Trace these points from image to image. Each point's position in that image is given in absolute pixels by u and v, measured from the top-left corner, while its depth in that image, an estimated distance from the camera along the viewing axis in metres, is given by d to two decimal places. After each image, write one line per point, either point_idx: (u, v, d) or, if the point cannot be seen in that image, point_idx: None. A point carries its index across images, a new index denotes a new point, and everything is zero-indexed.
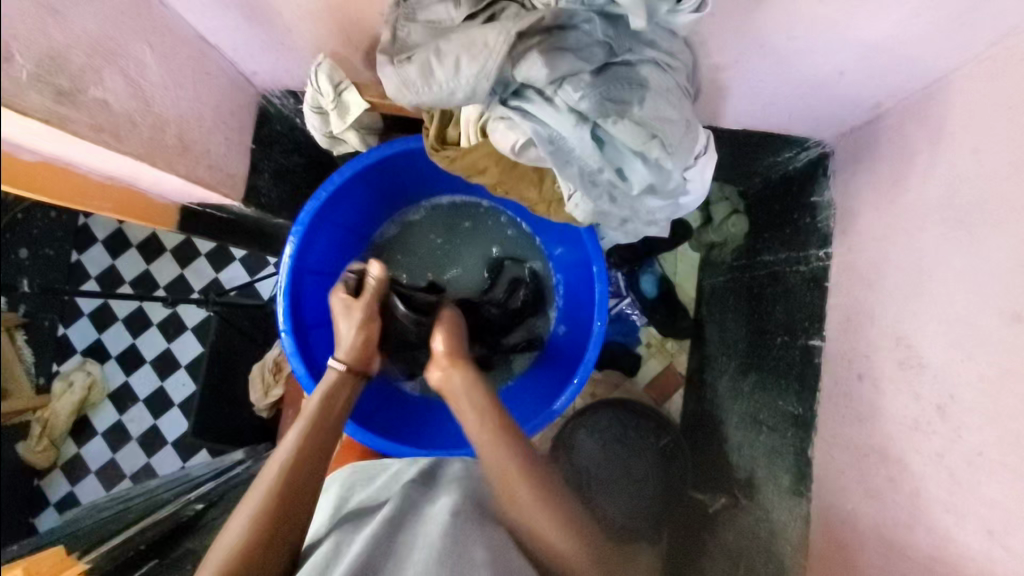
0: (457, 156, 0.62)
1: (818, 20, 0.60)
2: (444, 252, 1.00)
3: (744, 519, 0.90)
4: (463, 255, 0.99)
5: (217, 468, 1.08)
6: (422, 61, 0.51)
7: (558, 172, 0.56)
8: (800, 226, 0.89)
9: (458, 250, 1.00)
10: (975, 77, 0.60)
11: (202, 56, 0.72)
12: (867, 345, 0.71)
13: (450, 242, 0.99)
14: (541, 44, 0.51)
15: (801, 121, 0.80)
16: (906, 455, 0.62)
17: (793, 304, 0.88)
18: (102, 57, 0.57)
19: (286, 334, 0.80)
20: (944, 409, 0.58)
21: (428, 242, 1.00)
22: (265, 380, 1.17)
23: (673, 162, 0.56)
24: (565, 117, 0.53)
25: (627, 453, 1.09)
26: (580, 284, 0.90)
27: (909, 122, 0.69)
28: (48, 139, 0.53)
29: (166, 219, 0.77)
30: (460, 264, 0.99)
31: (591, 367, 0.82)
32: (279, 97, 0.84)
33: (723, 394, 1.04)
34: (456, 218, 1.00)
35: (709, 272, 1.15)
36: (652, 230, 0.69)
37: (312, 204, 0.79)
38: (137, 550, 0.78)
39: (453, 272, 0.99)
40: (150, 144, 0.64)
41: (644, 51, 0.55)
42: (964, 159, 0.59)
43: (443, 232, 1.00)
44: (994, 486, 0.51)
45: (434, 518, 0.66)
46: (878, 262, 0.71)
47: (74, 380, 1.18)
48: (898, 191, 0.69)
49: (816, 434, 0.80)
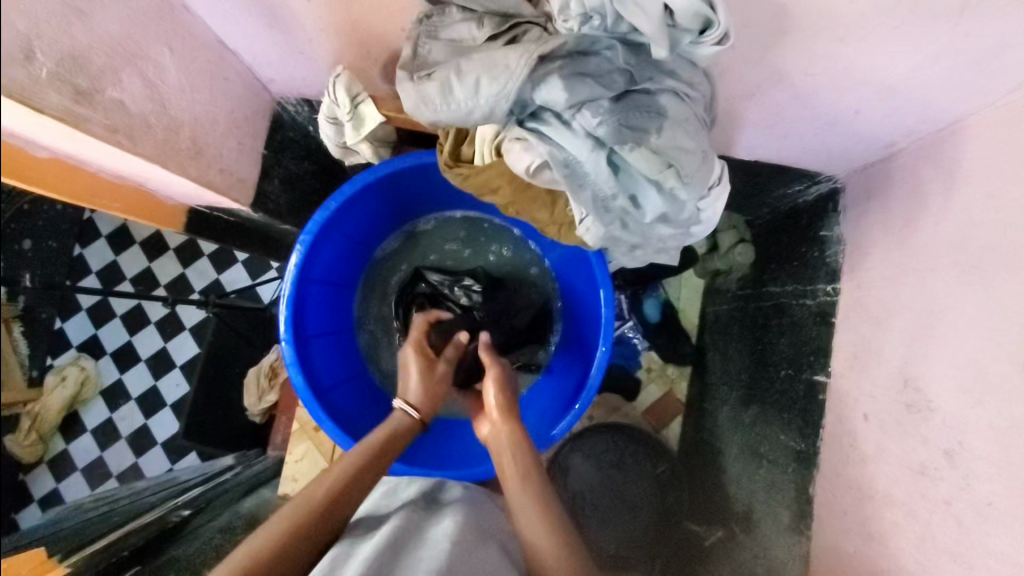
0: (470, 174, 0.61)
1: (838, 58, 0.60)
2: (445, 254, 0.99)
3: (740, 554, 0.88)
4: (467, 253, 0.99)
5: (207, 473, 1.05)
6: (442, 78, 0.51)
7: (571, 196, 0.56)
8: (808, 259, 0.89)
9: (462, 250, 0.99)
10: (991, 124, 0.60)
11: (220, 60, 0.72)
12: (874, 384, 0.70)
13: (456, 244, 0.99)
14: (561, 68, 0.51)
15: (813, 156, 0.80)
16: (911, 501, 0.61)
17: (799, 337, 0.87)
18: (121, 59, 0.57)
19: (286, 343, 0.79)
20: (952, 455, 0.57)
21: (445, 248, 0.99)
22: (260, 385, 1.15)
23: (688, 192, 0.56)
24: (583, 141, 0.53)
25: (624, 479, 1.07)
26: (586, 305, 0.89)
27: (922, 162, 0.69)
28: (62, 136, 0.53)
29: (173, 220, 0.76)
30: (462, 255, 0.99)
31: (594, 393, 0.80)
32: (295, 105, 0.85)
33: (723, 424, 1.03)
34: (466, 221, 0.99)
35: (713, 299, 1.14)
36: (662, 258, 0.69)
37: (321, 214, 0.79)
38: (121, 555, 0.77)
39: (452, 263, 0.99)
40: (164, 146, 0.64)
41: (664, 80, 0.55)
42: (978, 204, 0.59)
43: (449, 237, 0.99)
44: (1003, 540, 0.50)
45: (438, 541, 0.65)
46: (887, 301, 0.71)
47: (67, 375, 1.17)
48: (910, 231, 0.69)
49: (817, 471, 0.79)
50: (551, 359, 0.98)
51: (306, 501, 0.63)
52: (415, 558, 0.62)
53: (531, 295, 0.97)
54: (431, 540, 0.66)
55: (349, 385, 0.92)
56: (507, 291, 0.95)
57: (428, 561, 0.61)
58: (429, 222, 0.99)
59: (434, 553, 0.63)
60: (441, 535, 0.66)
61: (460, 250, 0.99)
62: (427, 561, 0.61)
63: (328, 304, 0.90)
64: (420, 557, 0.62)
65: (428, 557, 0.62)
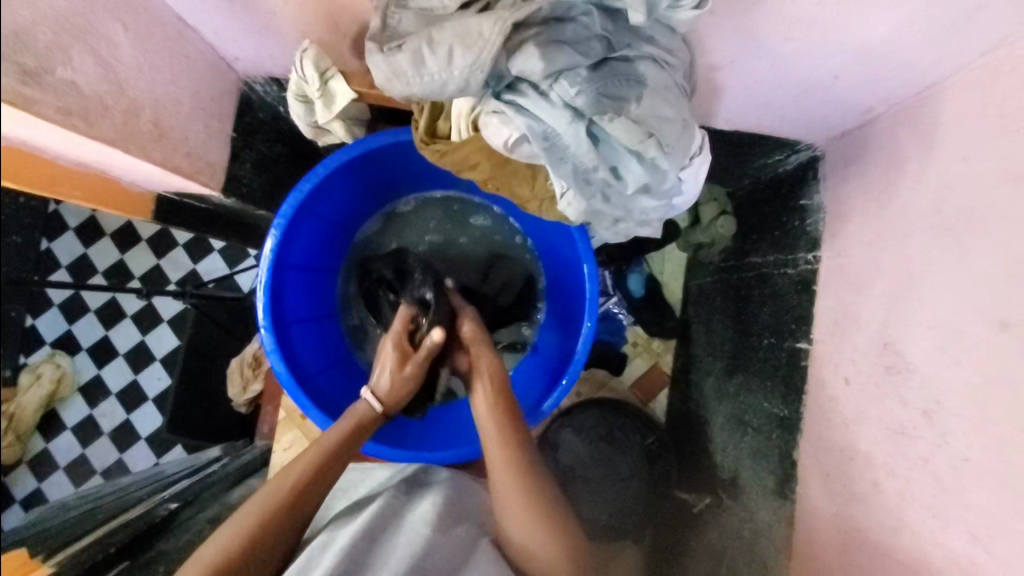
0: (447, 150, 0.60)
1: (816, 22, 0.59)
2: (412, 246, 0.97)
3: (727, 519, 0.91)
4: (441, 237, 0.97)
5: (193, 466, 1.04)
6: (413, 50, 0.49)
7: (552, 170, 0.55)
8: (789, 228, 0.89)
9: (438, 232, 0.98)
10: (967, 85, 0.60)
11: (180, 38, 0.69)
12: (854, 349, 0.71)
13: (428, 229, 0.98)
14: (537, 36, 0.50)
15: (792, 125, 0.80)
16: (891, 460, 0.63)
17: (781, 306, 0.88)
18: (70, 36, 0.54)
19: (265, 331, 0.77)
20: (930, 414, 0.58)
21: (425, 230, 0.98)
22: (243, 375, 1.15)
23: (669, 162, 0.55)
24: (561, 112, 0.51)
25: (614, 451, 1.07)
26: (568, 277, 0.88)
27: (900, 127, 0.69)
28: (11, 119, 0.50)
29: (140, 208, 0.73)
30: (436, 239, 0.97)
31: (580, 368, 0.80)
32: (263, 84, 0.81)
33: (708, 395, 1.04)
34: (441, 203, 0.97)
35: (696, 272, 1.14)
36: (644, 230, 0.68)
37: (295, 196, 0.76)
38: (106, 552, 0.76)
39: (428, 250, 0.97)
40: (123, 129, 0.61)
41: (642, 46, 0.53)
42: (954, 166, 0.59)
43: (422, 223, 0.98)
44: (978, 492, 0.52)
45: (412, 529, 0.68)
46: (866, 265, 0.71)
47: (42, 372, 1.11)
48: (888, 196, 0.69)
49: (801, 436, 0.80)
50: (535, 337, 0.98)
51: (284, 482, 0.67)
52: (392, 543, 0.67)
53: (513, 271, 0.96)
54: (408, 521, 0.70)
55: (334, 371, 0.91)
56: (484, 268, 0.96)
57: (402, 548, 0.66)
58: (407, 204, 0.97)
59: (409, 536, 0.67)
60: (416, 522, 0.69)
61: (431, 235, 0.97)
62: (401, 549, 0.65)
63: (308, 289, 0.88)
64: (395, 543, 0.67)
65: (403, 544, 0.66)
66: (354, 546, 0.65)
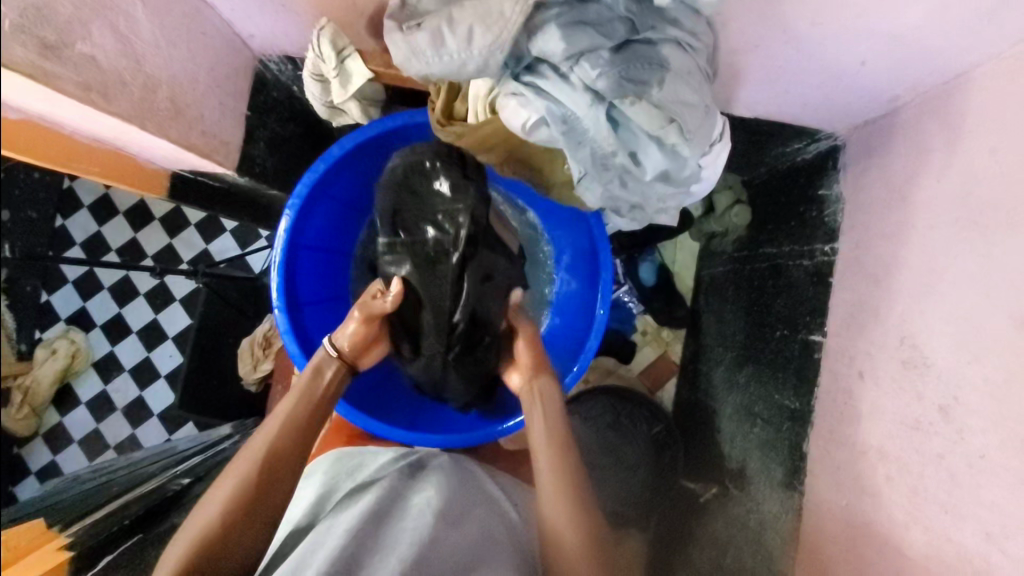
0: (464, 133, 0.59)
1: (845, 6, 0.58)
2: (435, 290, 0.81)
3: (734, 508, 0.91)
4: None
5: (203, 443, 1.05)
6: (433, 29, 0.49)
7: (570, 154, 0.54)
8: (806, 219, 0.88)
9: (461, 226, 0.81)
10: (999, 75, 0.58)
11: (197, 15, 0.68)
12: (869, 343, 0.71)
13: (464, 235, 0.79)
14: (559, 17, 0.49)
15: (815, 113, 0.78)
16: (905, 454, 0.63)
17: (795, 298, 0.87)
18: (88, 10, 0.54)
19: (280, 311, 0.79)
20: (947, 410, 0.58)
21: None
22: (254, 355, 1.18)
23: (689, 149, 0.54)
24: (581, 95, 0.51)
25: (620, 440, 1.07)
26: (579, 274, 0.91)
27: (926, 117, 0.67)
28: (34, 94, 0.50)
29: (155, 185, 0.73)
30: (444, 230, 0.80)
31: (592, 355, 0.83)
32: (277, 63, 0.81)
33: (717, 385, 1.04)
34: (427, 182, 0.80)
35: (708, 262, 1.13)
36: (661, 218, 0.67)
37: (309, 177, 0.77)
38: (122, 524, 0.78)
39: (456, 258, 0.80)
40: (141, 106, 0.60)
41: (666, 29, 0.52)
42: (982, 158, 0.58)
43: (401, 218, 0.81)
44: (994, 490, 0.51)
45: (420, 515, 0.70)
46: (885, 258, 0.70)
47: (58, 348, 1.12)
48: (911, 188, 0.68)
49: (811, 428, 0.80)
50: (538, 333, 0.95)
51: (246, 460, 0.67)
52: (397, 527, 0.69)
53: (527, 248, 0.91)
54: (412, 509, 0.72)
55: None
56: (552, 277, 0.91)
57: (407, 533, 0.67)
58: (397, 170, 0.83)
59: (415, 525, 0.69)
60: (423, 509, 0.72)
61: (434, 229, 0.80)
62: (409, 536, 0.67)
63: (325, 271, 0.89)
64: (399, 529, 0.69)
65: (408, 530, 0.68)
66: (362, 530, 0.66)
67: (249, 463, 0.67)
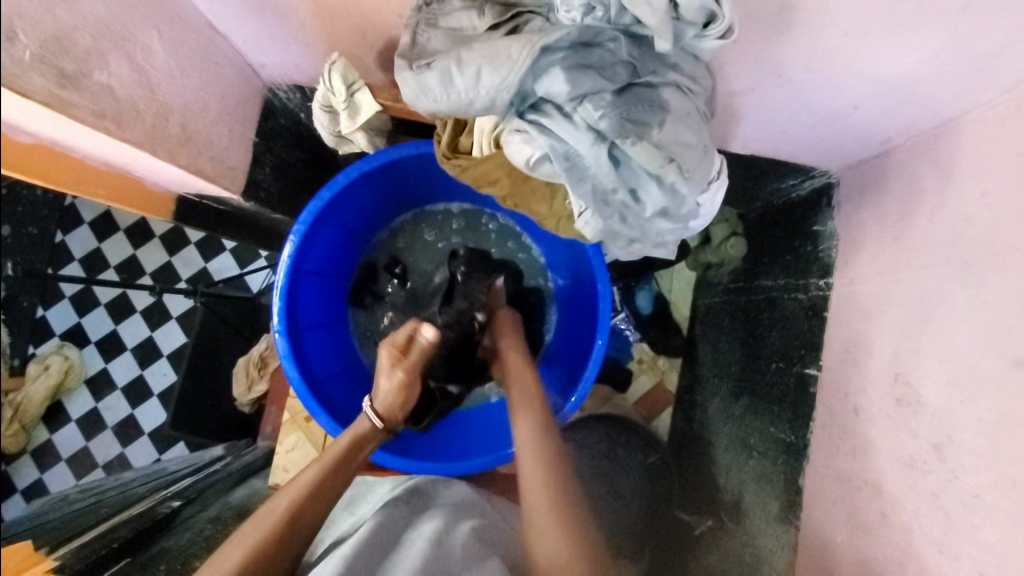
0: (468, 165, 0.61)
1: (839, 54, 0.60)
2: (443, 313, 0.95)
3: (729, 542, 0.91)
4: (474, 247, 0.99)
5: (194, 464, 1.03)
6: (443, 68, 0.50)
7: (571, 189, 0.56)
8: (801, 253, 0.89)
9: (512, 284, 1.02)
10: (986, 121, 0.60)
11: (211, 45, 0.70)
12: (864, 378, 0.71)
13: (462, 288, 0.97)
14: (564, 60, 0.51)
15: (811, 151, 0.80)
16: (900, 491, 0.63)
17: (790, 331, 0.88)
18: (107, 40, 0.55)
19: (281, 335, 0.78)
20: (941, 448, 0.58)
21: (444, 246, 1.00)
22: (249, 375, 1.15)
23: (689, 187, 0.56)
24: (584, 134, 0.52)
25: (614, 470, 1.05)
26: (571, 313, 0.94)
27: (917, 159, 0.69)
28: (51, 122, 0.52)
29: (161, 211, 0.74)
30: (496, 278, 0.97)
31: (590, 384, 0.81)
32: (286, 91, 0.83)
33: (714, 416, 1.04)
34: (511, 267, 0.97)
35: (705, 292, 1.14)
36: (659, 252, 0.69)
37: (314, 204, 0.78)
38: (109, 548, 0.75)
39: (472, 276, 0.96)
40: (152, 133, 0.62)
41: (667, 73, 0.54)
42: (971, 201, 0.60)
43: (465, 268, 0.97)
44: (990, 531, 0.51)
45: (417, 541, 0.70)
46: (879, 296, 0.71)
47: (51, 364, 1.07)
48: (904, 226, 0.69)
49: (806, 461, 0.80)
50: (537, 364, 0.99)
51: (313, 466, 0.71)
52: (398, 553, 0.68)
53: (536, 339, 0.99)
54: (411, 536, 0.71)
55: (343, 377, 0.91)
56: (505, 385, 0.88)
57: (403, 562, 0.66)
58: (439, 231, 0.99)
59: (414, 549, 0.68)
60: (424, 532, 0.71)
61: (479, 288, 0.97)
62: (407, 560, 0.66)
63: (323, 295, 0.90)
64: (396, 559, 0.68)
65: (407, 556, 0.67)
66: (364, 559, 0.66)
67: (316, 467, 0.71)
